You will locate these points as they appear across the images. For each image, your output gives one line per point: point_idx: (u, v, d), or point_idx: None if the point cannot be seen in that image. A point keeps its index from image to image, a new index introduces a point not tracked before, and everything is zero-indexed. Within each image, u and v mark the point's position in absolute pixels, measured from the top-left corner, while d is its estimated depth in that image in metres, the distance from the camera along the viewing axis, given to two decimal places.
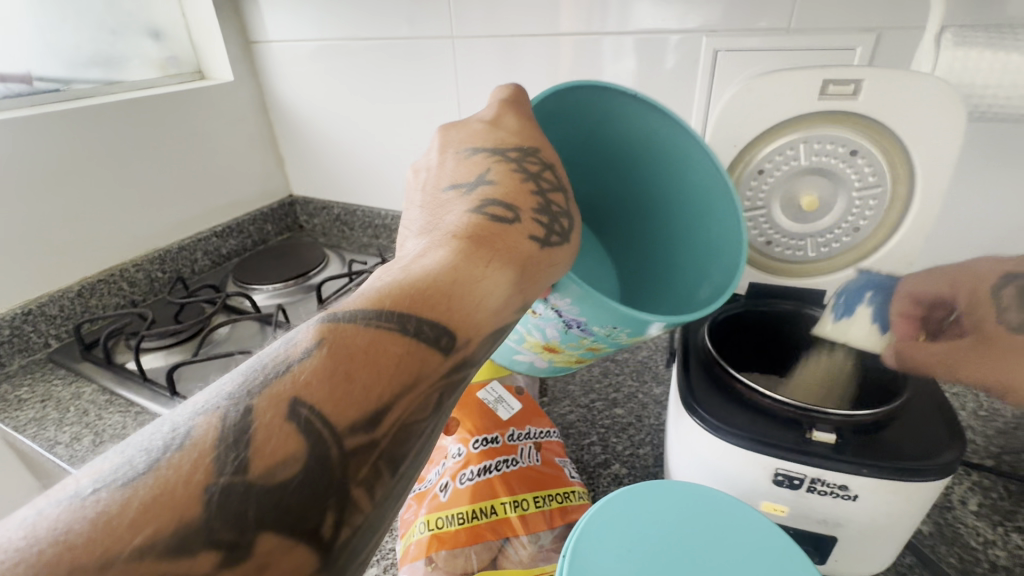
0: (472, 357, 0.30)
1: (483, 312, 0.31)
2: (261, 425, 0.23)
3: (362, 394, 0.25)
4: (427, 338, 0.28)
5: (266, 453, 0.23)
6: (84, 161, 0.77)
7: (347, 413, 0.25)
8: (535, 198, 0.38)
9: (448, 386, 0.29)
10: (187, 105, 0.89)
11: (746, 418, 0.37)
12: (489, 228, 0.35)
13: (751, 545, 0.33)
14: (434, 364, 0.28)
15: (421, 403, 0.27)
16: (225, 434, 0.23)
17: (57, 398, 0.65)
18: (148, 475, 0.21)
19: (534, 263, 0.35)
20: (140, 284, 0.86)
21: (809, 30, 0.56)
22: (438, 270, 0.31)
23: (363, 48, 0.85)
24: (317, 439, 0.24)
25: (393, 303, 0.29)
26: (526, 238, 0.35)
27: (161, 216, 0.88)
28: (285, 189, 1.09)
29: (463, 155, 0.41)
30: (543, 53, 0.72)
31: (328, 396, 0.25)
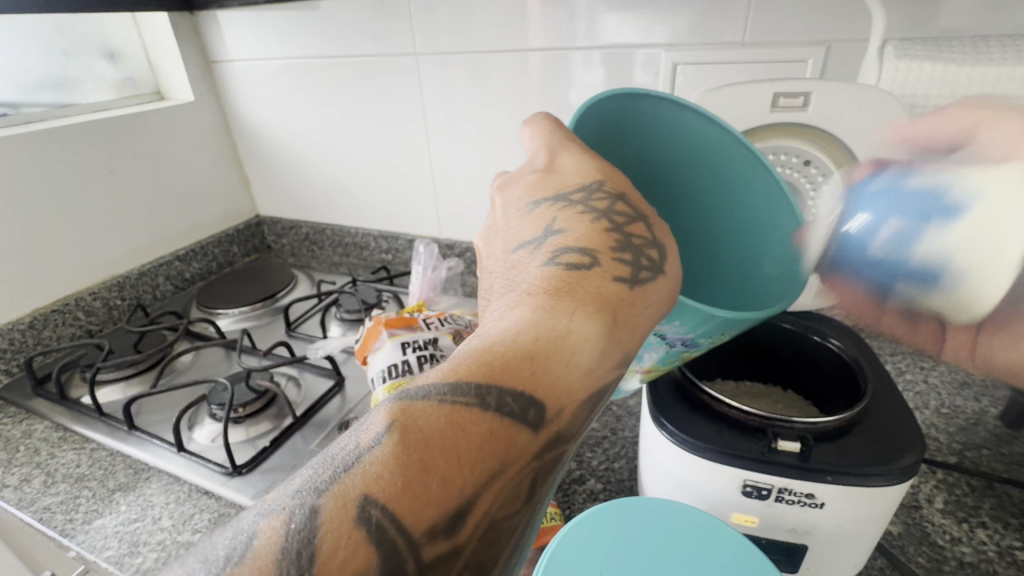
0: (566, 432, 0.26)
1: (575, 375, 0.26)
2: (328, 531, 0.21)
3: (438, 490, 0.22)
4: (512, 414, 0.25)
5: (334, 567, 0.20)
6: (32, 188, 0.75)
7: (423, 516, 0.22)
8: (613, 236, 0.32)
9: (541, 469, 0.26)
10: (142, 127, 0.86)
11: (712, 430, 0.37)
12: (566, 280, 0.29)
13: (719, 560, 0.33)
14: (521, 444, 0.25)
15: (509, 494, 0.24)
16: (288, 544, 0.20)
17: (6, 437, 0.62)
18: None
19: (627, 307, 0.29)
20: (97, 313, 0.83)
21: (763, 44, 0.58)
22: (517, 330, 0.26)
23: (326, 66, 0.84)
24: (393, 550, 0.21)
25: (470, 372, 0.25)
26: (611, 283, 0.30)
27: (117, 242, 0.85)
28: (250, 209, 1.06)
29: (525, 210, 0.36)
30: (511, 68, 0.72)
31: (401, 493, 0.22)
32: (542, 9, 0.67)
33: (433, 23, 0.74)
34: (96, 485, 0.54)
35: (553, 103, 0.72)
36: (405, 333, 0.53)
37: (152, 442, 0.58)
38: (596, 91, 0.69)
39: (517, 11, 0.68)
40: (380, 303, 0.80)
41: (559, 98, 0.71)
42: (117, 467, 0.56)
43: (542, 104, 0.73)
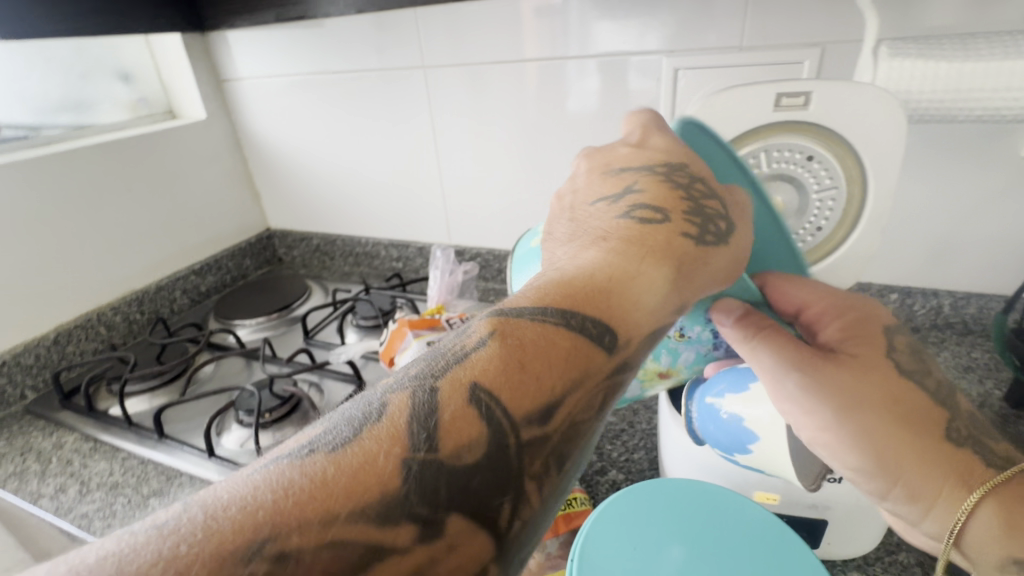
0: (632, 357, 0.29)
1: (642, 309, 0.29)
2: (447, 408, 0.24)
3: (534, 387, 0.25)
4: (592, 335, 0.27)
5: (451, 436, 0.24)
6: (55, 208, 0.77)
7: (523, 405, 0.25)
8: (686, 203, 0.34)
9: (610, 388, 0.28)
10: (157, 146, 0.89)
11: None
12: (637, 234, 0.32)
13: (745, 534, 0.34)
14: (599, 362, 0.27)
15: (587, 402, 0.27)
16: (416, 413, 0.24)
17: (38, 449, 0.64)
18: (353, 443, 0.23)
19: (691, 261, 0.32)
20: (118, 327, 0.85)
21: (758, 47, 0.61)
22: (595, 268, 0.29)
23: (333, 81, 0.87)
24: (498, 431, 0.24)
25: (559, 298, 0.28)
26: (678, 237, 0.32)
27: (135, 258, 0.88)
28: (261, 223, 1.08)
29: (608, 173, 0.37)
30: (511, 78, 0.75)
31: (505, 385, 0.25)
32: (539, 19, 0.69)
33: (437, 37, 0.76)
34: (131, 491, 0.56)
35: (554, 112, 0.75)
36: (428, 334, 0.55)
37: (183, 449, 0.60)
38: (594, 97, 0.71)
39: (517, 24, 0.71)
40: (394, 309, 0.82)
41: (559, 106, 0.74)
42: (150, 474, 0.58)
43: (542, 112, 0.75)
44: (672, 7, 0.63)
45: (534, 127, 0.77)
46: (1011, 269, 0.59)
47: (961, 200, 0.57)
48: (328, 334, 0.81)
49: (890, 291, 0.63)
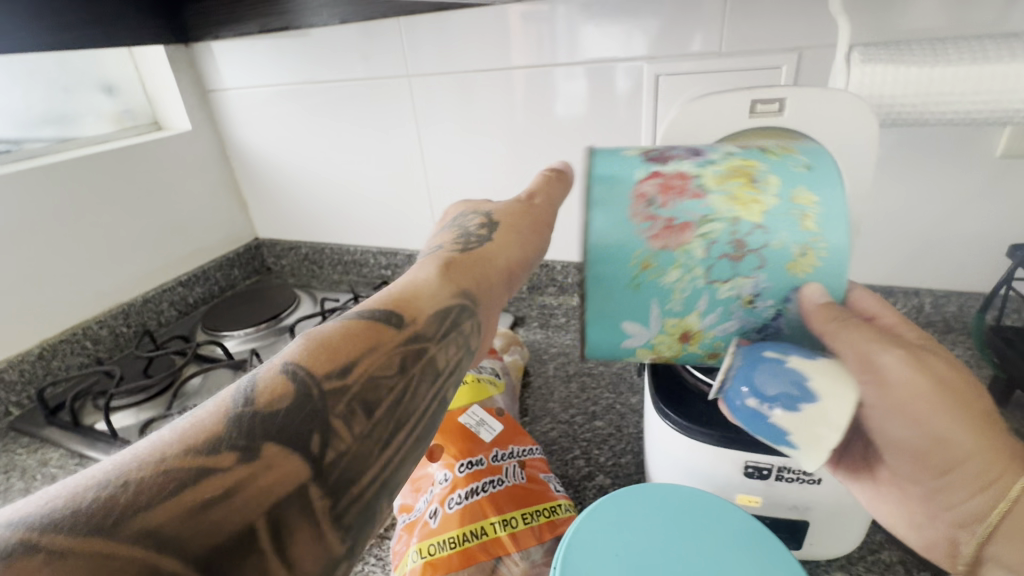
0: (425, 333, 0.35)
1: (425, 305, 0.37)
2: (261, 378, 0.29)
3: (331, 353, 0.31)
4: (379, 319, 0.35)
5: (265, 392, 0.28)
6: (38, 223, 0.76)
7: (321, 365, 0.30)
8: (476, 238, 0.44)
9: (410, 354, 0.34)
10: (142, 158, 0.88)
11: (712, 417, 0.39)
12: (433, 277, 0.39)
13: (725, 538, 0.35)
14: (389, 335, 0.34)
15: (385, 362, 0.33)
16: (243, 388, 0.29)
17: (22, 467, 0.63)
18: (186, 420, 0.27)
19: (465, 271, 0.40)
20: (104, 341, 0.84)
21: (738, 53, 0.62)
22: (401, 286, 0.38)
23: (319, 90, 0.87)
24: (308, 389, 0.29)
25: (375, 304, 0.36)
26: (450, 275, 0.39)
27: (121, 271, 0.87)
28: (249, 232, 1.08)
29: (445, 228, 0.47)
30: (498, 85, 0.75)
31: (308, 356, 0.31)
32: (525, 25, 0.70)
33: (423, 46, 0.77)
34: None
35: (541, 118, 0.75)
36: None
37: None
38: (581, 101, 0.72)
39: (502, 31, 0.72)
40: None
41: (546, 111, 0.74)
42: None
43: (529, 118, 0.76)
44: (654, 12, 0.63)
45: (520, 133, 0.78)
46: (989, 266, 0.59)
47: (939, 200, 0.58)
48: None
49: (872, 291, 0.64)
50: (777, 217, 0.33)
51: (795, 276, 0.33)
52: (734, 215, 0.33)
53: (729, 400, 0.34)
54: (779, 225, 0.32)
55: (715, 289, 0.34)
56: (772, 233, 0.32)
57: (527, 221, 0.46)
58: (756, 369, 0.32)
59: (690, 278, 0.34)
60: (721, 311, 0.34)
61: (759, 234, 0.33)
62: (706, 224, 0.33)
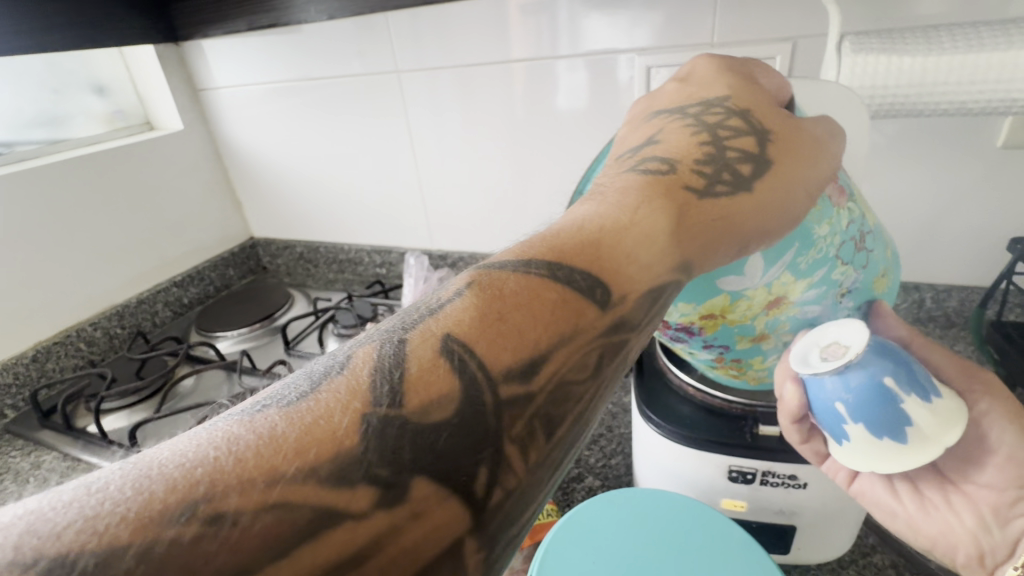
0: (632, 317, 0.26)
1: (641, 267, 0.27)
2: (416, 358, 0.22)
3: (515, 338, 0.23)
4: (580, 288, 0.25)
5: (419, 389, 0.21)
6: (30, 226, 0.76)
7: (501, 358, 0.23)
8: (704, 149, 0.32)
9: (608, 349, 0.25)
10: (134, 158, 0.88)
11: (698, 420, 0.38)
12: (654, 188, 0.29)
13: (705, 544, 0.34)
14: (590, 318, 0.25)
15: (579, 362, 0.24)
16: (381, 364, 0.22)
17: (15, 470, 0.63)
18: (311, 399, 0.21)
19: (690, 215, 0.29)
20: (98, 343, 0.84)
21: (730, 43, 0.60)
22: (582, 223, 0.28)
23: (313, 87, 0.86)
24: (467, 384, 0.22)
25: (543, 252, 0.26)
26: (679, 190, 0.29)
27: (115, 272, 0.87)
28: (244, 232, 1.08)
29: (644, 118, 0.36)
30: (497, 78, 0.74)
31: (482, 336, 0.23)
32: (522, 18, 0.69)
33: (416, 42, 0.76)
34: None
35: (540, 110, 0.74)
36: None
37: None
38: (582, 94, 0.70)
39: (495, 25, 0.70)
40: (375, 316, 0.82)
41: (545, 105, 0.73)
42: None
43: (528, 110, 0.75)
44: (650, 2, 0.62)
45: (516, 128, 0.77)
46: (990, 259, 0.58)
47: (938, 191, 0.56)
48: (310, 343, 0.81)
49: None
50: (883, 241, 0.38)
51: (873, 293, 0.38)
52: (867, 217, 0.37)
53: (814, 382, 0.31)
54: (880, 243, 0.37)
55: (836, 268, 0.34)
56: (879, 247, 0.37)
57: (811, 146, 0.33)
58: (891, 363, 0.30)
59: (829, 244, 0.33)
60: (824, 292, 0.34)
61: (874, 241, 0.36)
62: (853, 208, 0.35)
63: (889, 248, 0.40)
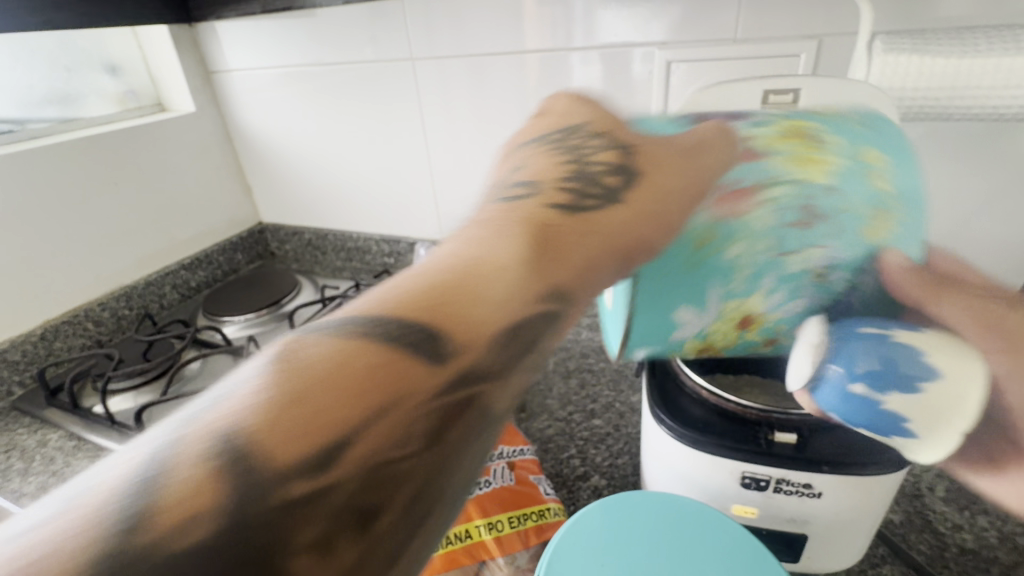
0: (479, 370, 0.22)
1: (490, 309, 0.23)
2: (182, 463, 0.18)
3: (311, 422, 0.19)
4: (406, 345, 0.21)
5: (181, 501, 0.17)
6: (40, 204, 0.76)
7: (286, 448, 0.18)
8: (569, 168, 0.29)
9: (449, 413, 0.21)
10: (145, 140, 0.88)
11: (709, 424, 0.37)
12: (510, 217, 0.26)
13: (716, 551, 0.33)
14: (419, 378, 0.21)
15: (402, 436, 0.20)
16: (140, 474, 0.18)
17: (22, 447, 0.64)
18: (39, 527, 0.16)
19: (554, 241, 0.25)
20: (106, 323, 0.84)
21: (755, 39, 0.59)
22: (429, 269, 0.24)
23: (325, 73, 0.86)
24: (281, 471, 0.18)
25: (368, 307, 0.22)
26: (538, 221, 0.26)
27: (124, 254, 0.87)
28: (254, 217, 1.07)
29: (513, 150, 0.33)
30: (509, 69, 0.73)
31: (263, 426, 0.18)
32: (538, 9, 0.67)
33: (430, 29, 0.75)
34: None
35: None
36: None
37: None
38: (596, 87, 0.69)
39: (509, 14, 0.69)
40: None
41: None
42: None
43: (540, 101, 0.74)
44: None
45: (529, 122, 0.76)
46: (1013, 268, 0.57)
47: (962, 197, 0.55)
48: None
49: None
50: (857, 174, 0.34)
51: (866, 245, 0.34)
52: (816, 179, 0.33)
53: (812, 392, 0.33)
54: (853, 184, 0.33)
55: (782, 266, 0.34)
56: (848, 195, 0.33)
57: (686, 157, 0.31)
58: (857, 348, 0.31)
59: (754, 255, 0.34)
60: (764, 291, 0.35)
61: (833, 194, 0.33)
62: (778, 197, 0.33)
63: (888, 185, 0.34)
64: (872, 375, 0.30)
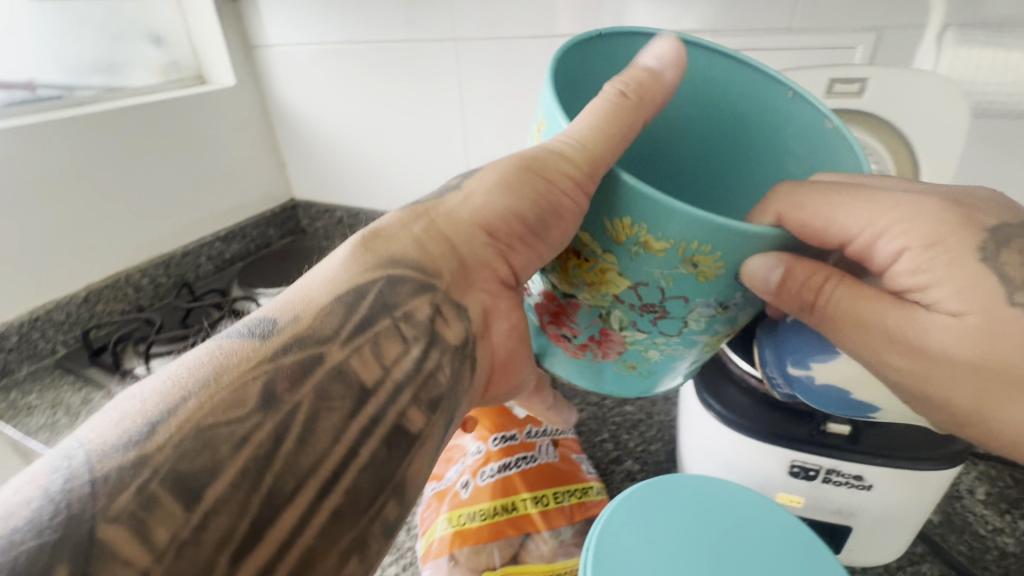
0: (303, 347, 0.30)
1: (314, 307, 0.31)
2: (87, 449, 0.25)
3: (155, 405, 0.27)
4: (232, 347, 0.29)
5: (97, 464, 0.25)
6: (89, 168, 0.78)
7: (129, 427, 0.26)
8: (415, 207, 0.37)
9: (282, 374, 0.29)
10: (188, 111, 0.89)
11: (760, 411, 0.37)
12: (349, 249, 0.34)
13: (769, 538, 0.33)
14: (239, 360, 0.29)
15: (230, 402, 0.27)
16: (61, 463, 0.25)
17: (66, 403, 0.66)
18: (8, 503, 0.24)
19: (380, 256, 0.34)
20: (145, 289, 0.86)
21: (812, 28, 0.57)
22: (272, 301, 0.32)
23: (361, 51, 0.86)
24: (164, 414, 0.26)
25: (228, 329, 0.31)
26: (364, 250, 0.34)
27: (166, 222, 0.89)
28: (286, 192, 1.08)
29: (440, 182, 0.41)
30: (539, 53, 0.73)
31: (121, 421, 0.26)
32: None
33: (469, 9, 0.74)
34: None
35: None
36: None
37: None
38: None
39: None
40: None
41: None
42: None
43: None
44: None
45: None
46: None
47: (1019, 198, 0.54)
48: None
49: None
50: (624, 239, 0.30)
51: (704, 288, 0.31)
52: (618, 292, 0.33)
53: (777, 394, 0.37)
54: (644, 264, 0.31)
55: (657, 333, 0.34)
56: (643, 267, 0.31)
57: (488, 195, 0.35)
58: (772, 354, 0.35)
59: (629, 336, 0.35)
60: (689, 349, 0.35)
61: (640, 259, 0.31)
62: (614, 316, 0.34)
63: (644, 250, 0.30)
64: (794, 381, 0.34)
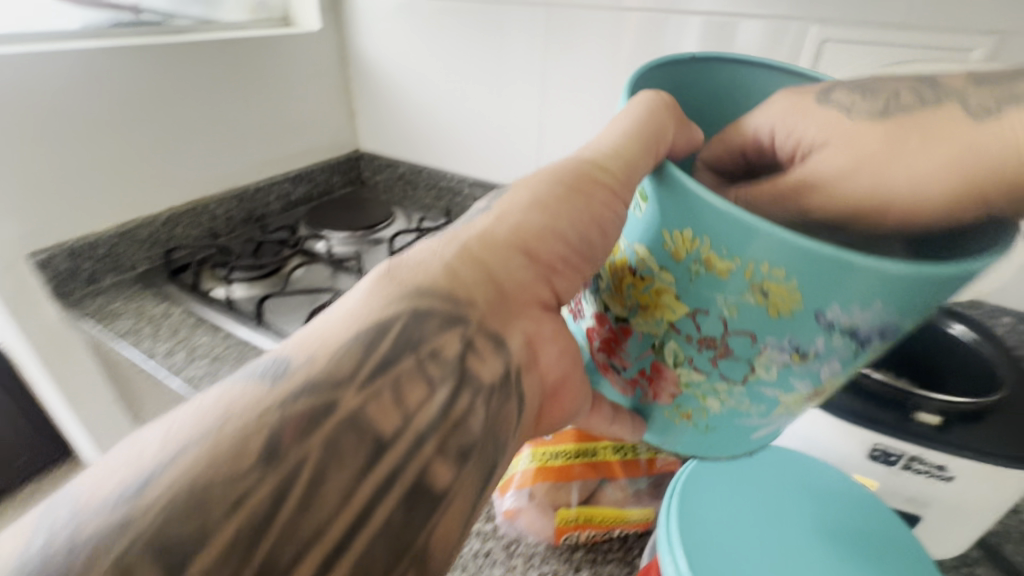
0: (320, 389, 0.23)
1: (340, 340, 0.25)
2: (65, 514, 0.20)
3: (144, 461, 0.20)
4: (241, 386, 0.23)
5: (83, 529, 0.19)
6: (181, 93, 0.80)
7: (114, 488, 0.20)
8: (456, 231, 0.30)
9: (298, 419, 0.22)
10: (274, 50, 0.91)
11: (846, 394, 0.38)
12: (386, 274, 0.28)
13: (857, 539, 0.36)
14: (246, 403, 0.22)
15: (226, 459, 0.20)
16: (35, 531, 0.19)
17: (149, 313, 0.70)
18: None
19: (415, 280, 0.27)
20: (219, 219, 0.90)
21: (921, 27, 0.56)
22: (300, 332, 0.26)
23: (445, 8, 0.87)
24: (157, 467, 0.20)
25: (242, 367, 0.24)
26: (400, 276, 0.27)
27: (241, 156, 0.91)
28: (352, 143, 1.11)
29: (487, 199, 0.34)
30: (614, 27, 0.73)
31: (106, 485, 0.20)
32: None
33: None
34: (231, 363, 0.61)
35: None
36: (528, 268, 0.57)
37: (278, 337, 0.64)
38: None
39: None
40: None
41: None
42: (247, 351, 0.63)
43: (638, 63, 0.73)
44: None
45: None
46: None
47: None
48: None
49: (1006, 313, 0.58)
50: (690, 262, 0.29)
51: (779, 325, 0.28)
52: (674, 320, 0.31)
53: None
54: (706, 288, 0.29)
55: (717, 375, 0.31)
56: (710, 293, 0.29)
57: (552, 211, 0.30)
58: None
59: (688, 375, 0.32)
60: (756, 400, 0.32)
61: (707, 286, 0.29)
62: (668, 348, 0.32)
63: (706, 269, 0.28)
64: None
